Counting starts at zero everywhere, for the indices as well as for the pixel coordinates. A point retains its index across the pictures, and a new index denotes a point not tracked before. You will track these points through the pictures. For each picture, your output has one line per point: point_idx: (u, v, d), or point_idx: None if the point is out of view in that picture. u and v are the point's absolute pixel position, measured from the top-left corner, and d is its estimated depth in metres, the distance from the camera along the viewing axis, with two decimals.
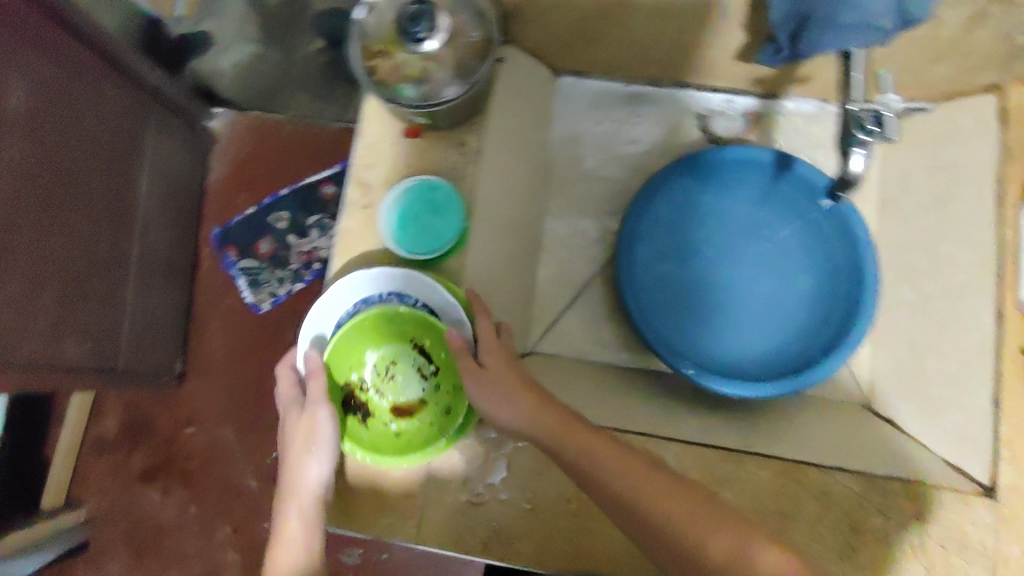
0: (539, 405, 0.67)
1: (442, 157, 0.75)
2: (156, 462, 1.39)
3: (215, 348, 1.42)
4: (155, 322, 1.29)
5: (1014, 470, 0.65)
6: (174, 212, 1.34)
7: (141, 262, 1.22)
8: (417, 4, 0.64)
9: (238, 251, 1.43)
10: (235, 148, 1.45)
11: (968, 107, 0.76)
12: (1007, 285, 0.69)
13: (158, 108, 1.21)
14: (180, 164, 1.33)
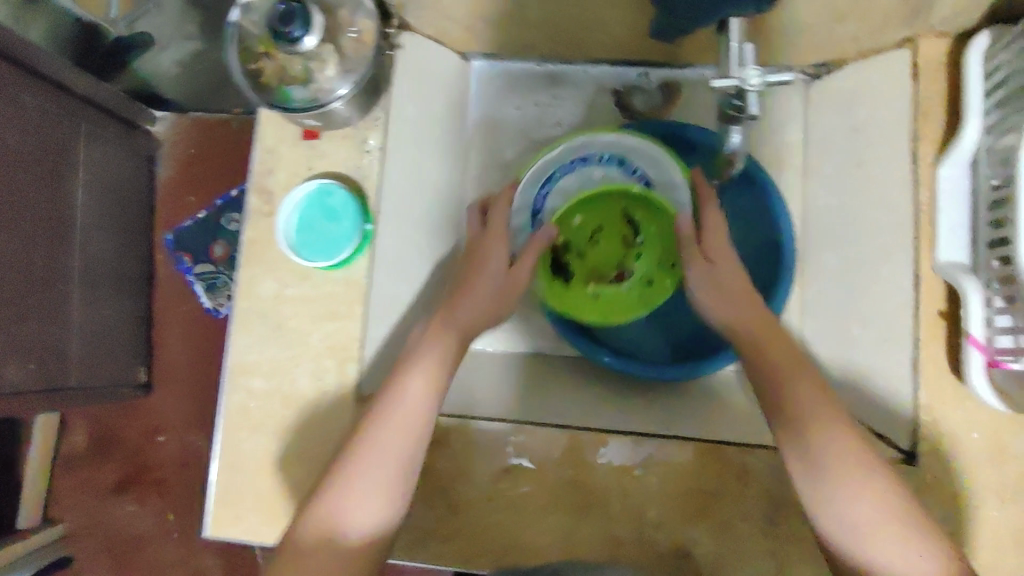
0: (736, 316, 0.66)
1: (342, 157, 0.73)
2: (128, 472, 1.39)
3: (176, 355, 1.39)
4: (106, 335, 1.24)
5: (935, 435, 0.63)
6: (118, 221, 1.27)
7: (86, 274, 1.16)
8: (287, 3, 0.61)
9: (192, 256, 1.40)
10: (183, 146, 1.40)
11: (882, 65, 0.72)
12: (925, 243, 0.65)
13: (91, 115, 1.13)
14: (120, 170, 1.26)
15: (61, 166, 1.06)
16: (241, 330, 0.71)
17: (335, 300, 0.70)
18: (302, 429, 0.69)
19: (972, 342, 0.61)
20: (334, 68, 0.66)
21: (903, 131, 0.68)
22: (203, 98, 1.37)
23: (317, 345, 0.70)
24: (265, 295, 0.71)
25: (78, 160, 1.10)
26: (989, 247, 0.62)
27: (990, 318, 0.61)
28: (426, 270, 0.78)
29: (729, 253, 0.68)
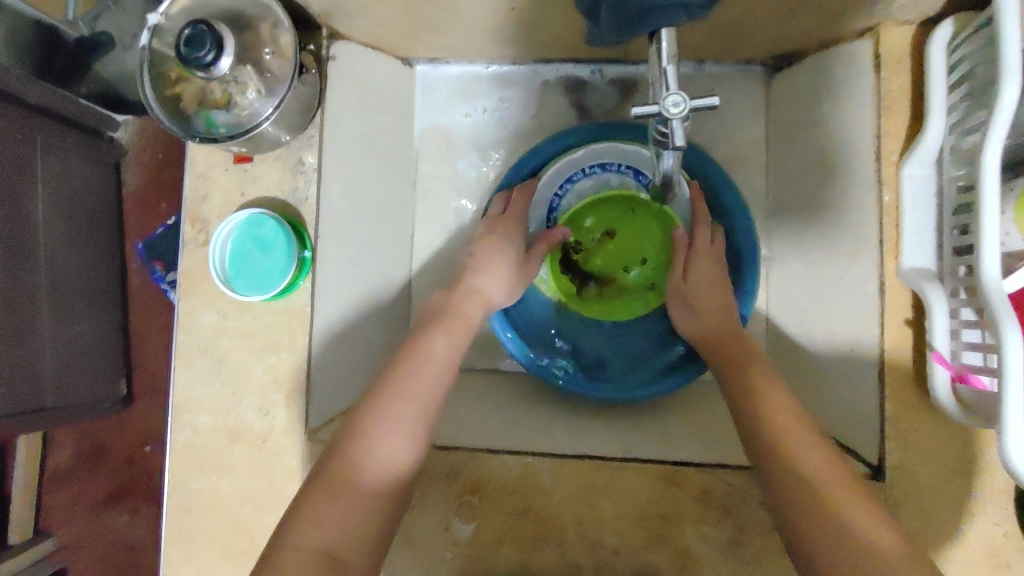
0: (716, 319, 0.66)
1: (277, 180, 0.69)
2: (117, 486, 1.25)
3: (162, 362, 1.26)
4: (82, 353, 1.11)
5: (901, 448, 0.60)
6: (86, 230, 1.14)
7: (55, 294, 1.03)
8: (193, 27, 0.57)
9: (166, 264, 1.24)
10: (150, 151, 1.28)
11: (846, 56, 0.67)
12: (888, 248, 0.62)
13: (47, 124, 1.00)
14: (87, 178, 1.13)
15: (15, 180, 0.94)
16: (183, 365, 0.69)
17: (277, 331, 0.68)
18: (249, 465, 0.67)
19: (937, 359, 0.58)
20: (256, 90, 0.64)
21: (866, 126, 0.64)
22: None
23: (260, 378, 0.68)
24: (205, 328, 0.69)
25: (35, 175, 0.98)
26: (955, 255, 0.59)
27: (956, 331, 0.58)
28: (374, 291, 0.75)
29: (712, 276, 0.68)
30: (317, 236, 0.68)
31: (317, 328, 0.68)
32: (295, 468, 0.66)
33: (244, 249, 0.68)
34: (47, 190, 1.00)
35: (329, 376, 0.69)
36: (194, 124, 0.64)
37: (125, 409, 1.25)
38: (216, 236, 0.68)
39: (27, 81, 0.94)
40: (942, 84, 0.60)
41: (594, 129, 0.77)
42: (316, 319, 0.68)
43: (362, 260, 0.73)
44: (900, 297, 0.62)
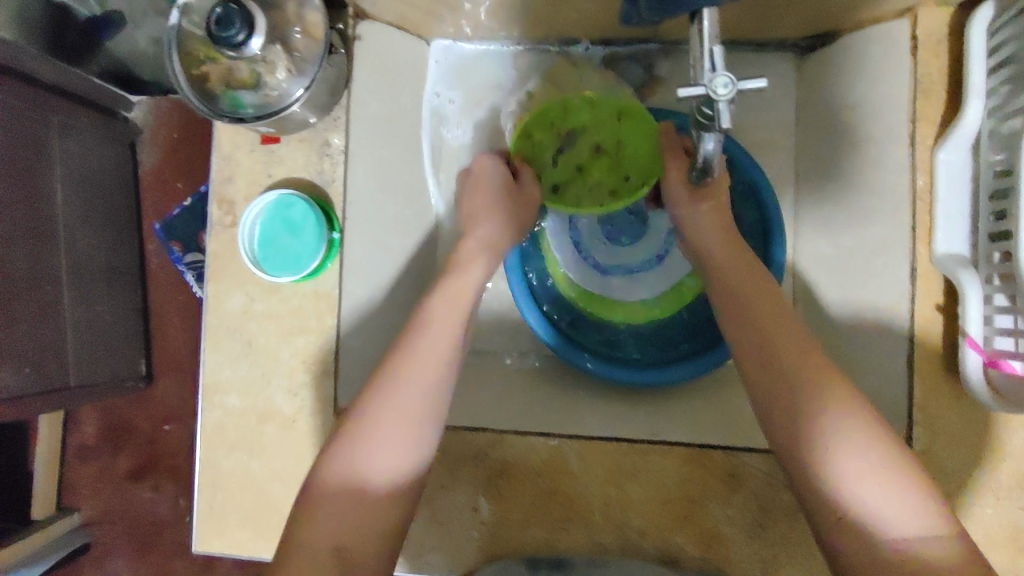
0: None
1: (304, 161, 0.69)
2: (142, 461, 1.27)
3: (181, 342, 1.27)
4: (103, 332, 1.12)
5: (929, 435, 0.61)
6: (105, 211, 1.14)
7: (76, 273, 1.04)
8: (221, 7, 0.57)
9: (181, 246, 1.22)
10: (166, 131, 1.27)
11: (880, 37, 0.66)
12: (921, 235, 0.62)
13: (63, 105, 1.00)
14: (103, 161, 1.13)
15: (35, 162, 0.95)
16: (212, 347, 0.69)
17: (304, 314, 0.68)
18: (279, 445, 0.68)
19: (970, 343, 0.58)
20: (283, 71, 0.64)
21: (900, 110, 0.63)
22: None
23: (288, 360, 0.68)
24: (233, 311, 0.69)
25: (53, 156, 0.98)
26: (992, 239, 0.58)
27: (989, 317, 0.58)
28: None
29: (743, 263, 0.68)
30: (344, 219, 0.68)
31: (343, 311, 0.68)
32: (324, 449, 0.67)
33: (272, 232, 0.68)
34: (64, 172, 1.01)
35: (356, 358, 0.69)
36: (221, 105, 0.64)
37: (147, 388, 1.26)
38: (245, 217, 0.68)
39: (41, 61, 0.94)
40: (981, 67, 0.59)
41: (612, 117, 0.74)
42: (345, 301, 0.68)
43: None
44: (931, 284, 0.62)
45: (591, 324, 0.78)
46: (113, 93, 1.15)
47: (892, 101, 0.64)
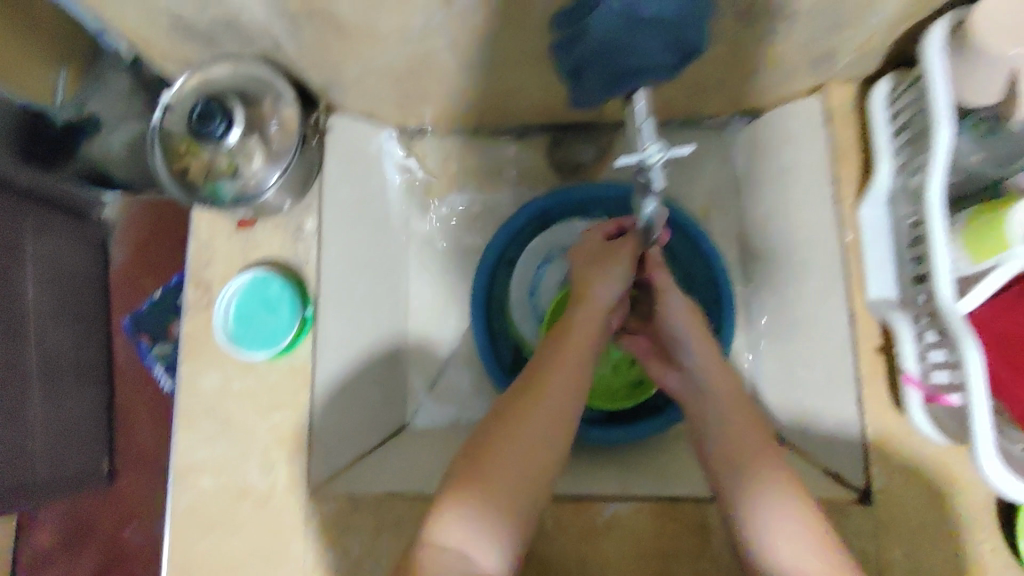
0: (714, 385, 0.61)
1: (279, 244, 0.73)
2: (103, 562, 1.20)
3: (146, 435, 1.23)
4: (67, 429, 1.10)
5: (886, 472, 0.63)
6: (72, 306, 1.15)
7: (44, 366, 1.04)
8: (203, 106, 0.63)
9: (151, 337, 1.22)
10: (136, 229, 1.27)
11: (799, 112, 0.74)
12: (855, 287, 0.68)
13: (33, 209, 1.03)
14: (72, 259, 1.16)
15: (7, 263, 0.97)
16: (185, 429, 0.69)
17: (279, 389, 0.70)
18: (253, 525, 0.67)
19: (907, 380, 0.62)
20: (260, 159, 0.69)
21: (823, 174, 0.70)
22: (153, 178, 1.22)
23: (264, 437, 0.69)
24: (208, 390, 0.70)
25: (24, 251, 1.00)
26: (912, 283, 0.63)
27: (923, 353, 0.61)
28: (372, 348, 0.77)
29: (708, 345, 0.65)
30: (315, 295, 0.71)
31: (319, 384, 0.69)
32: (299, 526, 0.66)
33: (246, 313, 0.70)
34: (36, 270, 1.03)
35: (332, 432, 0.70)
36: (200, 193, 0.68)
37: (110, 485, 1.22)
38: (222, 300, 0.71)
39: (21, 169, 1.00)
40: (886, 132, 0.66)
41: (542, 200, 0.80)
42: (319, 375, 0.70)
43: (359, 318, 0.75)
44: (869, 328, 0.67)
45: None
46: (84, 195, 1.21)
47: (817, 164, 0.71)
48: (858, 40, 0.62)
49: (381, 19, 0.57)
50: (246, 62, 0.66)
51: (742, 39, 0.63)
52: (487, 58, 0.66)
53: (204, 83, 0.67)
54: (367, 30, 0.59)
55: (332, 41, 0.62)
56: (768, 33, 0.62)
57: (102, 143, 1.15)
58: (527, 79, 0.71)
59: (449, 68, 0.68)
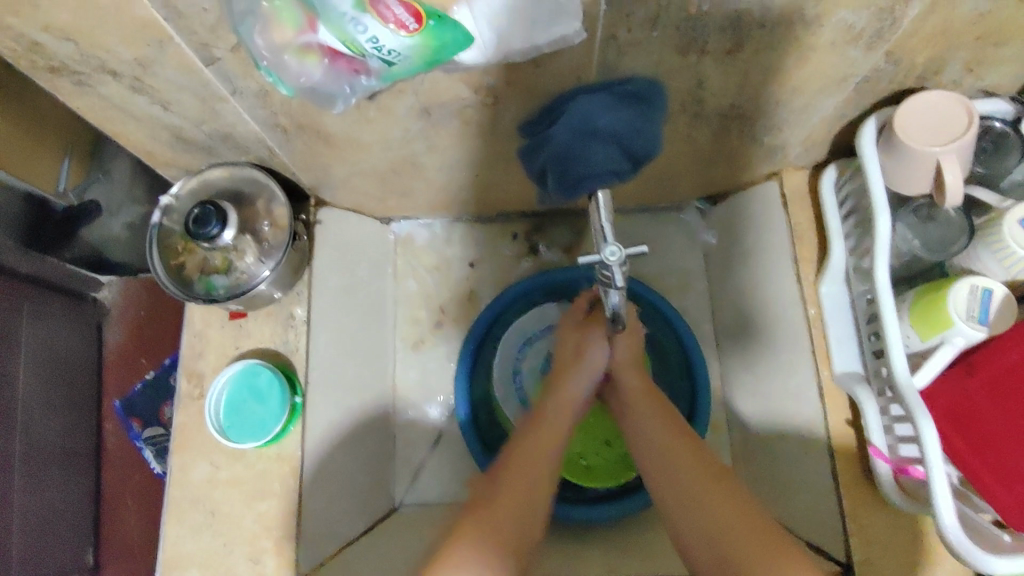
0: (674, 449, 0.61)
1: (270, 333, 0.76)
2: None
3: (131, 527, 1.22)
4: (49, 521, 1.10)
5: (865, 546, 0.65)
6: (64, 394, 1.17)
7: (29, 455, 1.04)
8: (200, 207, 0.66)
9: (142, 421, 1.24)
10: (132, 309, 1.29)
11: (759, 197, 0.79)
12: (821, 359, 0.71)
13: (31, 294, 1.06)
14: (67, 344, 1.18)
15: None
16: (173, 521, 0.70)
17: (269, 478, 0.71)
18: None
19: (875, 452, 0.64)
20: (252, 256, 0.72)
21: (784, 254, 0.75)
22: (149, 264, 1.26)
23: (252, 527, 0.69)
24: (198, 480, 0.71)
25: (19, 341, 1.03)
26: (874, 357, 0.66)
27: (889, 426, 0.64)
28: (361, 433, 0.79)
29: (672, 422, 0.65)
30: (305, 383, 0.73)
31: (306, 471, 0.71)
32: None
33: (238, 402, 0.73)
34: (28, 358, 1.05)
35: (321, 520, 0.70)
36: (195, 288, 0.72)
37: None
38: (213, 389, 0.73)
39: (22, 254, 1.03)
40: (836, 216, 0.71)
41: (506, 294, 0.84)
42: (306, 462, 0.71)
43: (348, 404, 0.77)
44: (837, 401, 0.70)
45: None
46: (85, 277, 1.24)
47: (778, 245, 0.76)
48: (801, 135, 0.68)
49: (364, 128, 0.63)
50: (240, 166, 0.70)
51: (697, 137, 0.68)
52: (464, 157, 0.71)
53: (203, 186, 0.72)
54: (351, 137, 0.64)
55: (319, 148, 0.67)
56: (721, 131, 0.67)
57: (101, 227, 1.22)
58: (502, 174, 0.76)
59: (429, 167, 0.73)
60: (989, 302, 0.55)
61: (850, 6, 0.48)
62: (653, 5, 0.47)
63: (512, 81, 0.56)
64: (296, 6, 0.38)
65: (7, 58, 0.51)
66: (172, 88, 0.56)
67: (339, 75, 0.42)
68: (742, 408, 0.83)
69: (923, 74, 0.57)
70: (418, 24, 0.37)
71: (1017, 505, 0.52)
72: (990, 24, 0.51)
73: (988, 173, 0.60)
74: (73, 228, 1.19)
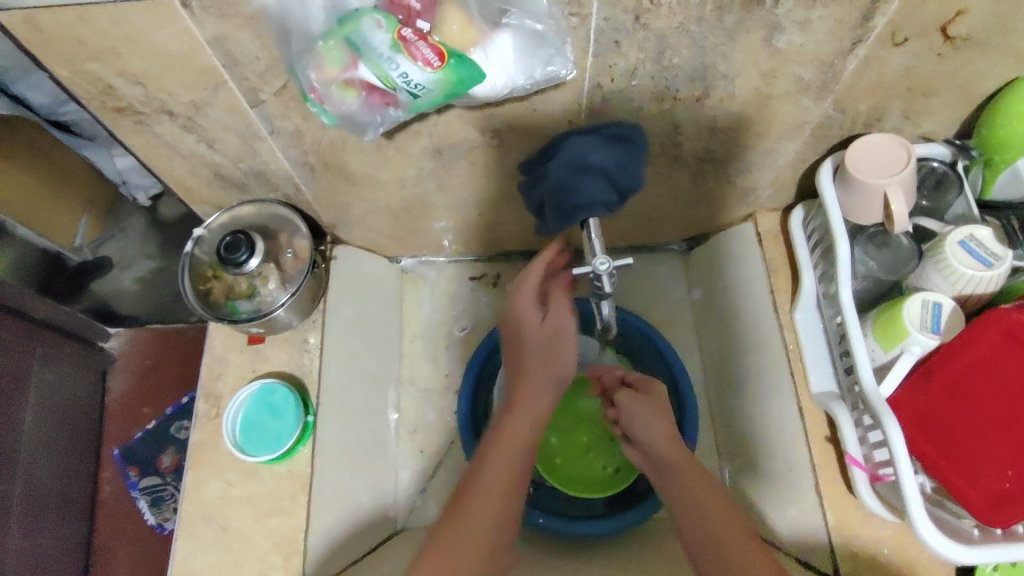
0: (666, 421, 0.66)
1: (285, 357, 0.81)
2: None
3: None
4: (38, 567, 1.09)
5: (850, 557, 0.69)
6: (66, 437, 1.18)
7: (26, 500, 1.06)
8: (231, 236, 0.73)
9: (139, 470, 1.25)
10: (139, 358, 1.31)
11: (736, 237, 0.87)
12: (799, 380, 0.77)
13: (46, 338, 1.11)
14: (75, 389, 1.21)
15: (12, 391, 1.03)
16: (185, 535, 0.73)
17: (279, 495, 0.74)
18: None
19: (852, 461, 0.68)
20: (275, 282, 0.78)
21: (762, 287, 0.82)
22: (167, 312, 1.38)
23: (261, 541, 0.72)
24: (211, 496, 0.74)
25: (31, 385, 1.07)
26: (846, 375, 0.72)
27: (863, 436, 0.68)
28: (366, 457, 0.82)
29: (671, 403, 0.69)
30: (317, 403, 0.77)
31: (316, 487, 0.74)
32: None
33: (254, 421, 0.77)
34: (38, 402, 1.09)
35: (326, 538, 0.73)
36: (219, 311, 0.77)
37: None
38: (229, 407, 0.77)
39: (44, 301, 1.10)
40: (804, 249, 0.78)
41: None
42: (316, 479, 0.74)
43: (354, 428, 0.81)
44: (817, 420, 0.75)
45: (546, 495, 0.86)
46: (95, 326, 1.28)
47: (757, 278, 0.83)
48: (770, 177, 0.76)
49: (382, 168, 0.71)
50: (269, 203, 0.78)
51: (678, 179, 0.77)
52: (469, 197, 0.79)
53: (232, 220, 0.79)
54: (370, 176, 0.73)
55: (340, 186, 0.74)
56: (697, 174, 0.76)
57: (111, 281, 1.39)
58: (504, 213, 0.83)
59: (438, 206, 0.81)
60: (940, 314, 0.62)
61: (798, 61, 0.57)
62: (633, 59, 0.56)
63: (514, 123, 0.64)
64: (340, 50, 0.48)
65: (82, 100, 0.60)
66: (219, 128, 0.64)
67: (373, 107, 0.52)
68: (728, 434, 0.87)
69: (869, 121, 0.66)
70: (440, 61, 0.46)
71: (983, 500, 0.56)
72: (919, 78, 0.60)
73: (933, 206, 0.70)
74: (84, 281, 1.37)
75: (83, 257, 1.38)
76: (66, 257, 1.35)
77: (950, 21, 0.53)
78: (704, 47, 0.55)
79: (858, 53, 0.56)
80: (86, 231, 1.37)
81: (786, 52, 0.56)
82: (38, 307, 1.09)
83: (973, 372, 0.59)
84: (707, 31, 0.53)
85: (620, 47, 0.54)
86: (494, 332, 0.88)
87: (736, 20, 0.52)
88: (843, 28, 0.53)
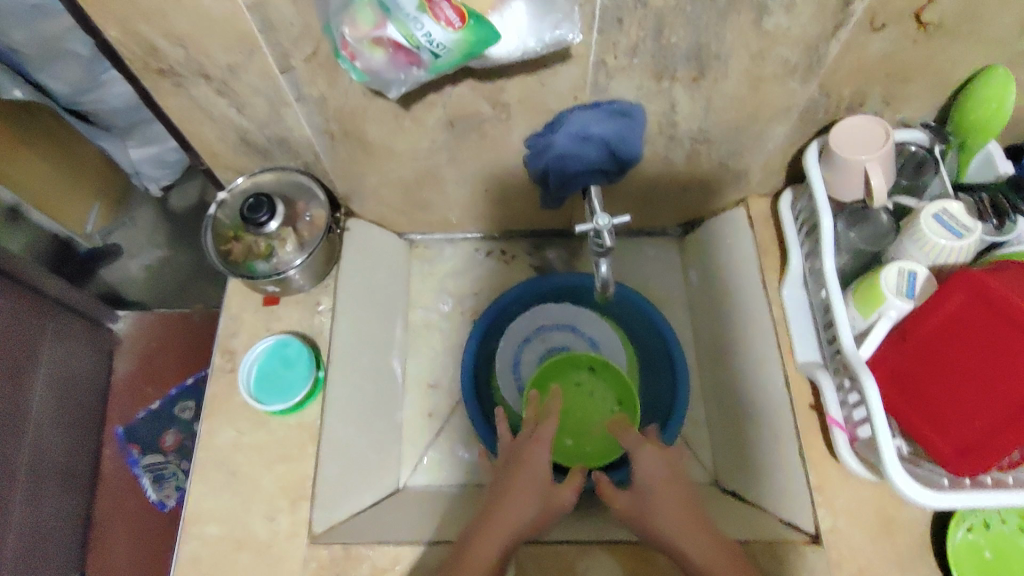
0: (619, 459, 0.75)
1: (298, 319, 0.85)
2: None
3: (119, 556, 1.18)
4: (42, 540, 1.07)
5: (832, 516, 0.73)
6: (72, 412, 1.17)
7: (33, 472, 1.05)
8: (255, 198, 0.78)
9: (141, 447, 1.24)
10: (144, 340, 1.32)
11: (729, 220, 0.92)
12: (785, 351, 0.80)
13: (55, 316, 1.12)
14: (81, 368, 1.20)
15: (22, 365, 1.04)
16: (198, 480, 0.76)
17: (288, 443, 0.78)
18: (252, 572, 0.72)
19: (833, 422, 0.72)
20: (293, 245, 0.83)
21: (753, 265, 0.86)
22: (176, 294, 1.41)
23: (270, 488, 0.76)
24: (223, 445, 0.78)
25: (41, 357, 1.08)
26: (830, 344, 0.76)
27: (843, 400, 0.73)
28: (372, 417, 0.86)
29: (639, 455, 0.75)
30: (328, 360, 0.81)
31: (324, 439, 0.78)
32: (297, 573, 0.72)
33: (267, 375, 0.81)
34: (46, 379, 1.08)
35: (332, 486, 0.76)
36: (239, 271, 0.82)
37: None
38: (244, 363, 0.81)
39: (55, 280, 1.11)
40: (794, 230, 0.82)
41: (515, 291, 0.95)
42: (324, 432, 0.78)
43: (364, 388, 0.85)
44: (801, 387, 0.78)
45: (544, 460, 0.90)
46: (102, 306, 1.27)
47: (747, 258, 0.87)
48: (761, 160, 0.81)
49: (398, 139, 0.76)
50: (289, 171, 0.82)
51: (674, 159, 0.82)
52: (478, 171, 0.84)
53: (253, 187, 0.83)
54: (385, 147, 0.77)
55: (358, 155, 0.79)
56: (692, 155, 0.81)
57: (120, 266, 1.42)
58: (511, 190, 0.88)
59: (447, 179, 0.85)
60: (915, 282, 0.67)
61: (784, 43, 0.62)
62: (634, 36, 0.61)
63: (524, 98, 0.69)
64: (371, 10, 0.54)
65: (127, 61, 0.65)
66: (250, 93, 0.68)
67: (398, 64, 0.58)
68: (718, 407, 0.91)
69: (851, 105, 0.71)
70: (461, 21, 0.53)
71: (951, 450, 0.61)
72: (896, 63, 0.65)
73: (910, 184, 0.76)
74: (94, 267, 1.39)
75: (95, 242, 1.41)
76: (78, 241, 1.38)
77: (923, 8, 0.59)
78: (698, 27, 0.60)
79: (839, 38, 0.62)
80: (98, 215, 1.40)
81: (773, 33, 0.61)
82: (49, 285, 1.10)
83: (947, 329, 0.63)
84: (701, 11, 0.58)
85: (622, 24, 0.59)
86: (496, 303, 0.94)
87: (727, 1, 0.57)
88: (826, 12, 0.59)
